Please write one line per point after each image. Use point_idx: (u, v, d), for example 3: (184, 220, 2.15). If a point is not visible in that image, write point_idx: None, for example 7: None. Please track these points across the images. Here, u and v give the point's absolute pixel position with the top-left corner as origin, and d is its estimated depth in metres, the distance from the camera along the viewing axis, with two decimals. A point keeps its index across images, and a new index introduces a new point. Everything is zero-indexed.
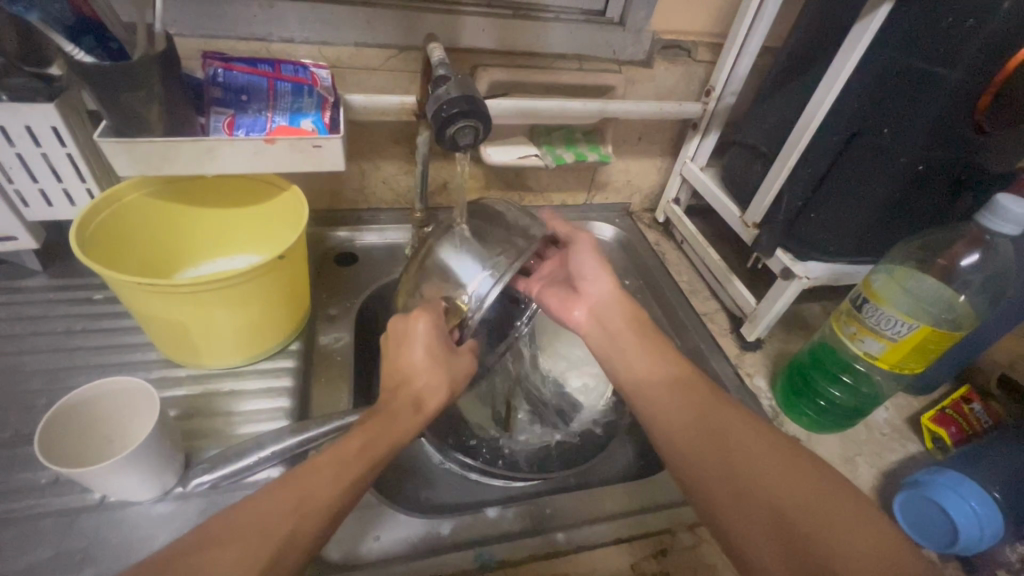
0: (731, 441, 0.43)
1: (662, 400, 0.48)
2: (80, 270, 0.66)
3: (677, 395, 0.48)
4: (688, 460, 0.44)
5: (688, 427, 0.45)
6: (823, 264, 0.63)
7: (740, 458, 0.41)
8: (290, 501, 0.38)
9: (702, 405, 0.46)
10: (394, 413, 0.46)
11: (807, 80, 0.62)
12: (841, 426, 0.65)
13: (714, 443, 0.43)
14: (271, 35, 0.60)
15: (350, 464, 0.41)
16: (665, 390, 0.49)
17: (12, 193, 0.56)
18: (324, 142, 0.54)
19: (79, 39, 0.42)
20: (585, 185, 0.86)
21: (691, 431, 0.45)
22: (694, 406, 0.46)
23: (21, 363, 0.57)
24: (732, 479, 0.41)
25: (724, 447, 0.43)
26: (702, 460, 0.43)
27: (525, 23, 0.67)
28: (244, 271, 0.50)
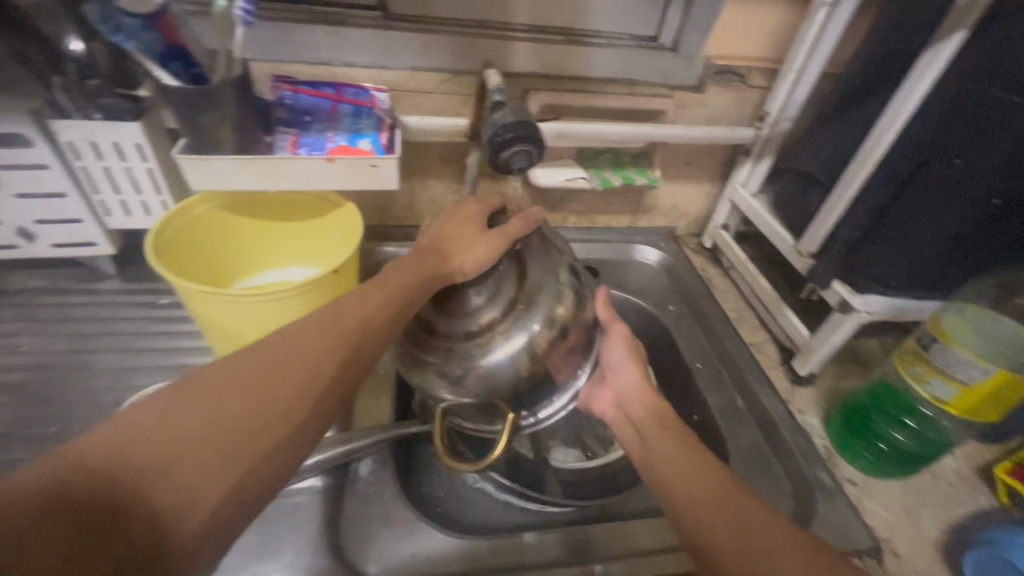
0: (736, 516, 0.39)
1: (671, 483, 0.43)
2: (149, 275, 0.70)
3: (677, 451, 0.45)
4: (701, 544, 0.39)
5: (687, 483, 0.42)
6: (884, 300, 0.59)
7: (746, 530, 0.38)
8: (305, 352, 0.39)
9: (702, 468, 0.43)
10: (419, 270, 0.49)
11: (871, 107, 0.60)
12: (902, 472, 0.61)
13: (716, 508, 0.40)
14: (335, 59, 0.64)
15: (382, 314, 0.45)
16: (659, 444, 0.47)
17: (97, 203, 0.61)
18: (381, 161, 0.56)
19: (167, 65, 0.46)
20: (631, 208, 0.85)
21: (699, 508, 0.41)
22: (691, 465, 0.44)
23: (93, 361, 0.61)
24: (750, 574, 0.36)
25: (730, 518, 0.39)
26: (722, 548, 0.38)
27: (576, 49, 0.68)
28: (300, 285, 0.53)
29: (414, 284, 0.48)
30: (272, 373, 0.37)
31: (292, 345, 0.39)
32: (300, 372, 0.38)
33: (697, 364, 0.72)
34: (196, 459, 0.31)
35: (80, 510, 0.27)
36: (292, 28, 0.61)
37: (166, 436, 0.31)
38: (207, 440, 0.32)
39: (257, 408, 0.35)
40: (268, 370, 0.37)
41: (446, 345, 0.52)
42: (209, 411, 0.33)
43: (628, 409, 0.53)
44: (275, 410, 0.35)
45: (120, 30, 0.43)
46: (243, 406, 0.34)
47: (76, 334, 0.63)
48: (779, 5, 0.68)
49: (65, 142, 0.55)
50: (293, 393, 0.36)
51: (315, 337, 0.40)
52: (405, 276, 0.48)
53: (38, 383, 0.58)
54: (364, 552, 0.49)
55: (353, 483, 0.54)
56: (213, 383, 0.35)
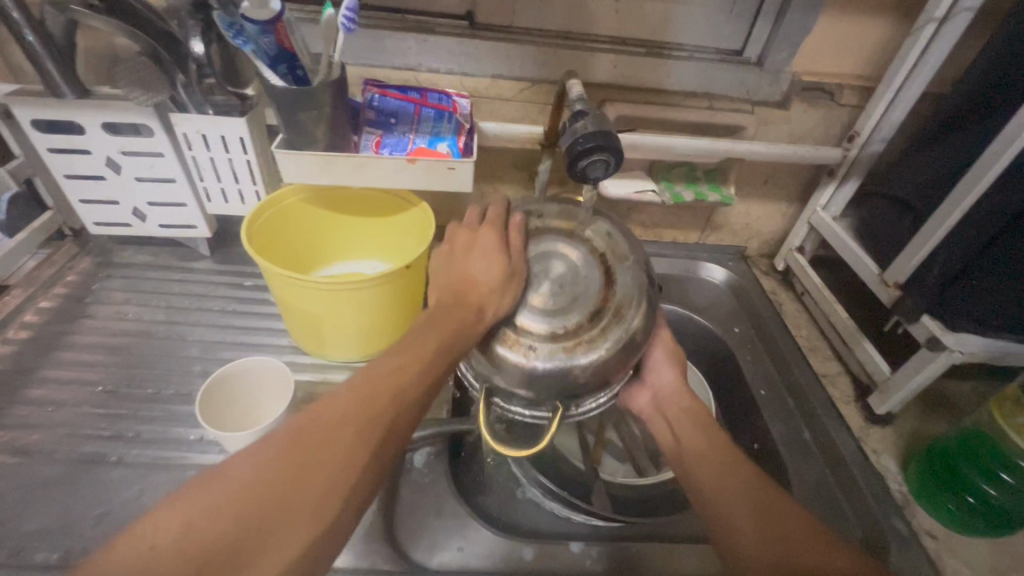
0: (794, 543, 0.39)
1: (705, 479, 0.45)
2: (238, 259, 0.76)
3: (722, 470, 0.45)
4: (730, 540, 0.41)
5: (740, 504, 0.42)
6: (982, 339, 0.55)
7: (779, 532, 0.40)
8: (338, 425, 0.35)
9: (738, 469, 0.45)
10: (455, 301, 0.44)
11: (979, 133, 0.56)
12: (992, 530, 0.55)
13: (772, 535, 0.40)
14: (421, 65, 0.67)
15: (421, 371, 0.40)
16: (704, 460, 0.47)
17: (201, 189, 0.67)
18: (458, 165, 0.58)
19: (277, 66, 0.50)
20: (700, 224, 0.83)
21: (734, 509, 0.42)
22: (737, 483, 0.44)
23: (186, 333, 0.66)
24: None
25: (764, 521, 0.41)
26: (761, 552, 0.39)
27: (657, 61, 0.67)
28: (375, 278, 0.55)
29: (453, 336, 0.42)
30: (297, 461, 0.33)
31: (316, 423, 0.35)
32: (327, 457, 0.34)
33: (761, 391, 0.69)
34: (217, 572, 0.29)
35: None
36: (384, 36, 0.64)
37: (186, 549, 0.29)
38: (227, 548, 0.30)
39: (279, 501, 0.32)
40: (290, 456, 0.33)
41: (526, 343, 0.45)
42: (228, 514, 0.31)
43: (666, 410, 0.54)
44: (299, 510, 0.32)
45: (241, 34, 0.48)
46: (264, 500, 0.32)
47: (173, 307, 0.69)
48: (878, 21, 0.65)
49: (181, 134, 0.61)
50: (319, 486, 0.33)
51: (341, 410, 0.36)
52: (440, 330, 0.42)
53: (139, 348, 0.64)
54: (415, 540, 0.51)
55: (407, 472, 0.56)
56: (240, 475, 0.32)
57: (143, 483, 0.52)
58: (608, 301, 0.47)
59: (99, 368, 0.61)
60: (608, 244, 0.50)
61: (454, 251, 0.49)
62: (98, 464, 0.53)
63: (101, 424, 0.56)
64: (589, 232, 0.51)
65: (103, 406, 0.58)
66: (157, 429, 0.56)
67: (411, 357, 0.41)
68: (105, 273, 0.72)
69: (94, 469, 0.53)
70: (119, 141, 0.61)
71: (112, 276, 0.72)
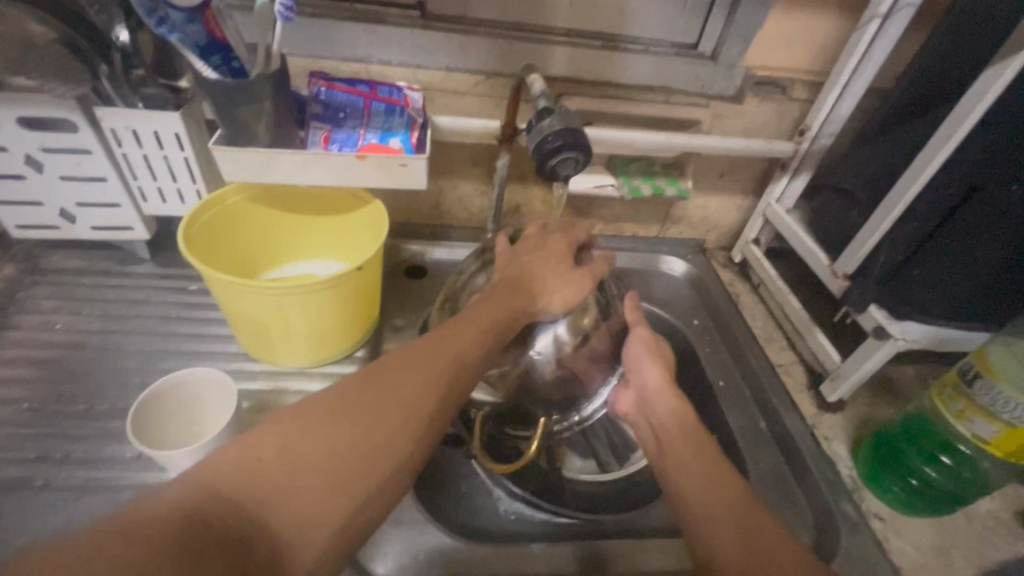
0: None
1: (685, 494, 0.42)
2: (181, 261, 0.72)
3: (713, 499, 0.41)
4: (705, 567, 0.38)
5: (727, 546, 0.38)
6: (925, 328, 0.57)
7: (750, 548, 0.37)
8: (412, 381, 0.41)
9: (715, 477, 0.43)
10: (511, 293, 0.50)
11: (920, 128, 0.57)
12: (932, 509, 0.58)
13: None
14: (370, 57, 0.64)
15: (479, 342, 0.46)
16: (693, 488, 0.42)
17: (135, 188, 0.63)
18: (410, 161, 0.56)
19: (208, 57, 0.47)
20: (659, 218, 0.83)
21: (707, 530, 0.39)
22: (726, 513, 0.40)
23: (123, 343, 0.62)
24: None
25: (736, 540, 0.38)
26: None
27: (613, 54, 0.67)
28: (325, 280, 0.53)
29: (509, 313, 0.49)
30: (372, 410, 0.39)
31: (389, 380, 0.41)
32: (401, 411, 0.39)
33: (720, 382, 0.70)
34: (304, 494, 0.34)
35: (209, 529, 0.30)
36: (329, 25, 0.61)
37: (287, 465, 0.34)
38: (313, 475, 0.35)
39: (361, 447, 0.37)
40: (369, 408, 0.39)
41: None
42: (321, 443, 0.36)
43: (650, 409, 0.52)
44: (373, 449, 0.37)
45: (164, 22, 0.44)
46: (347, 447, 0.37)
47: (108, 315, 0.65)
48: (826, 17, 0.66)
49: (108, 129, 0.56)
50: (393, 425, 0.38)
51: (410, 368, 0.42)
52: (500, 305, 0.49)
53: (69, 360, 0.60)
54: (373, 551, 0.49)
55: None
56: (330, 410, 0.38)
57: (74, 508, 0.48)
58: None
59: (25, 384, 0.57)
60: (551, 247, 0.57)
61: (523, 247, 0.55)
62: (23, 490, 0.49)
63: (27, 446, 0.52)
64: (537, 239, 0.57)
65: (29, 425, 0.54)
66: (91, 448, 0.53)
67: (472, 330, 0.46)
68: (30, 280, 0.67)
69: (19, 495, 0.49)
70: (39, 137, 0.57)
71: (39, 283, 0.67)
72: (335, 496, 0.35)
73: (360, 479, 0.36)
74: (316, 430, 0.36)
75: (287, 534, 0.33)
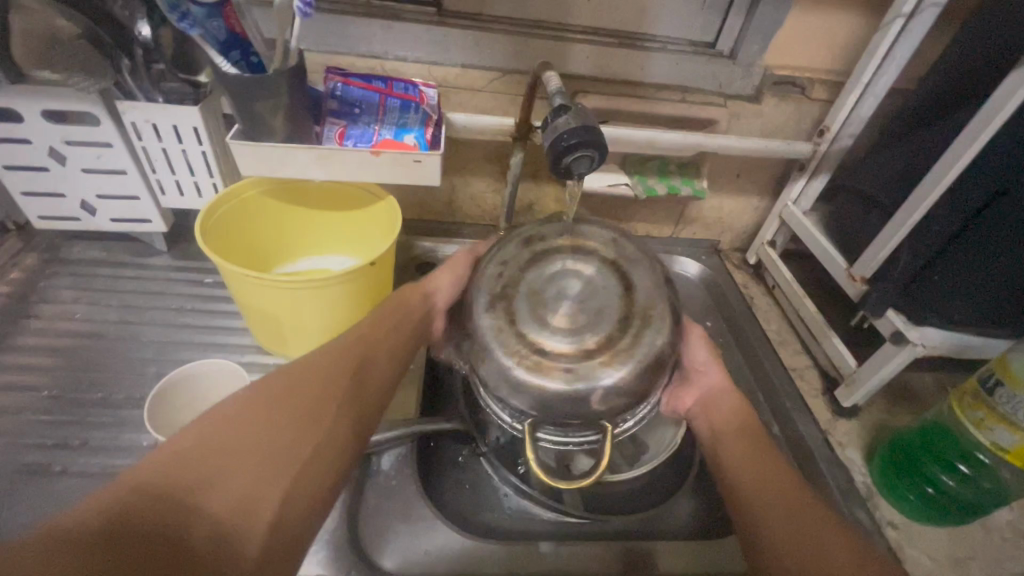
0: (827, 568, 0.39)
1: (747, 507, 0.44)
2: (197, 254, 0.73)
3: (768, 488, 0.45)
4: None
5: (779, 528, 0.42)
6: (944, 334, 0.56)
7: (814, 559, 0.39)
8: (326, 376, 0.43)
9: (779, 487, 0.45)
10: (407, 300, 0.53)
11: (944, 129, 0.56)
12: (955, 521, 0.56)
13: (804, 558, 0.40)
14: (386, 53, 0.64)
15: (385, 342, 0.49)
16: (749, 474, 0.46)
17: (153, 181, 0.64)
18: (424, 158, 0.56)
19: (228, 52, 0.48)
20: (673, 218, 0.83)
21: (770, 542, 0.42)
22: (778, 502, 0.44)
23: (140, 333, 0.63)
24: None
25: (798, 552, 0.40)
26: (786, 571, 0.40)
27: (630, 52, 0.66)
28: (338, 275, 0.53)
29: (410, 319, 0.53)
30: (294, 404, 0.40)
31: (303, 377, 0.42)
32: (321, 402, 0.41)
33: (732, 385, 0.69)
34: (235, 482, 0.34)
35: (140, 523, 0.29)
36: (347, 21, 0.62)
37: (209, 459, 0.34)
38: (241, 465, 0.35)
39: (276, 441, 0.37)
40: (283, 405, 0.40)
41: (567, 368, 0.43)
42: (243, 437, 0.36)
43: (713, 408, 0.53)
44: (300, 436, 0.39)
45: (185, 17, 0.45)
46: (263, 442, 0.37)
47: (126, 305, 0.66)
48: (849, 16, 0.64)
49: (129, 123, 0.57)
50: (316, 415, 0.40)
51: (323, 365, 0.44)
52: (401, 312, 0.52)
53: (88, 349, 0.61)
54: (381, 545, 0.50)
55: (373, 475, 0.54)
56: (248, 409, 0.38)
57: None
58: (633, 307, 0.46)
59: (45, 371, 0.58)
60: (613, 249, 0.50)
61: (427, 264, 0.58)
62: (42, 476, 0.50)
63: (46, 432, 0.53)
64: (593, 241, 0.50)
65: (49, 412, 0.55)
66: (107, 436, 0.53)
67: (379, 333, 0.50)
68: (51, 270, 0.68)
69: (38, 480, 0.50)
70: (62, 130, 0.58)
71: (59, 273, 0.68)
72: (268, 482, 0.35)
73: (290, 464, 0.37)
74: (236, 426, 0.37)
75: (225, 523, 0.32)
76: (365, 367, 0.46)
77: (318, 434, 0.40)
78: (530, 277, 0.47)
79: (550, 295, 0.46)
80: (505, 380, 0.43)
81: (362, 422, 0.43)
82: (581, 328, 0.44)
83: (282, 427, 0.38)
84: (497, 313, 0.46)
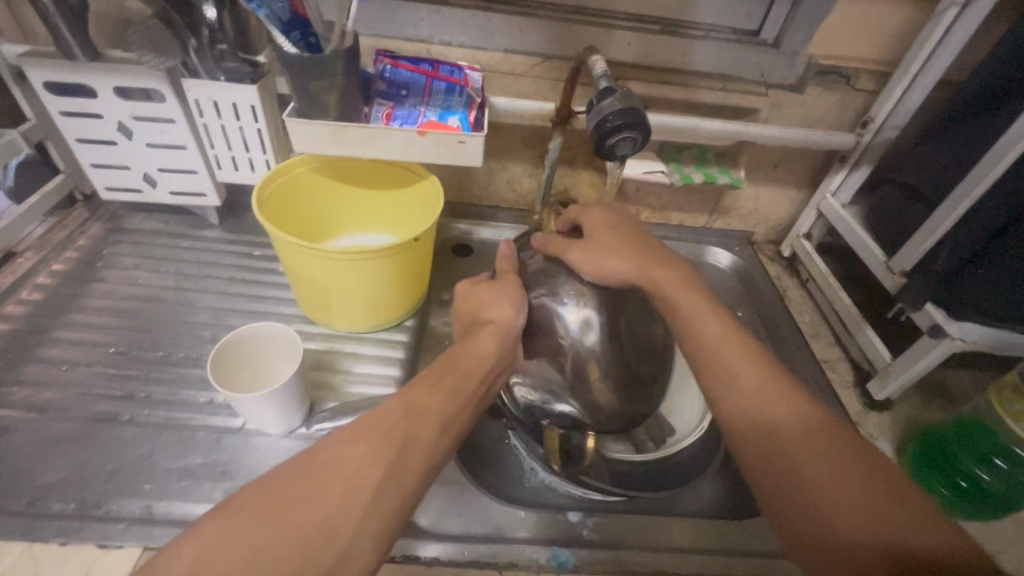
0: (786, 447, 0.39)
1: (739, 426, 0.42)
2: (247, 228, 0.77)
3: (735, 368, 0.44)
4: (770, 511, 0.38)
5: (750, 408, 0.42)
6: (986, 329, 0.55)
7: (798, 481, 0.37)
8: (365, 460, 0.34)
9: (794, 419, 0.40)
10: (473, 352, 0.44)
11: (996, 121, 0.55)
12: (985, 514, 0.56)
13: (769, 438, 0.40)
14: (433, 38, 0.66)
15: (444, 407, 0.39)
16: (709, 344, 0.46)
17: (211, 156, 0.67)
18: (468, 139, 0.58)
19: (289, 33, 0.50)
20: (708, 207, 0.83)
21: (766, 481, 0.39)
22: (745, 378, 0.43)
23: (196, 299, 0.67)
24: (778, 472, 0.38)
25: (792, 492, 0.37)
26: (749, 447, 0.41)
27: (672, 39, 0.66)
28: (384, 249, 0.56)
29: (479, 378, 0.43)
30: (315, 501, 0.32)
31: (325, 468, 0.33)
32: (352, 496, 0.33)
33: None
34: None
35: None
36: (397, 6, 0.64)
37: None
38: None
39: (279, 564, 0.29)
40: (292, 510, 0.31)
41: (647, 396, 0.52)
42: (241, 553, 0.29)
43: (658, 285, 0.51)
44: (314, 546, 0.30)
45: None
46: (263, 564, 0.29)
47: (183, 273, 0.70)
48: (901, 4, 0.63)
49: (192, 100, 0.61)
50: (344, 515, 0.32)
51: (359, 444, 0.35)
52: (470, 366, 0.43)
53: (150, 312, 0.65)
54: (417, 505, 0.53)
55: None
56: (263, 505, 0.31)
57: (155, 442, 0.53)
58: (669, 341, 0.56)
59: (112, 330, 0.63)
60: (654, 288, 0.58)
61: (482, 290, 0.50)
62: (111, 423, 0.54)
63: (115, 385, 0.58)
64: None
65: (115, 367, 0.59)
66: (169, 391, 0.58)
67: (435, 398, 0.39)
68: (116, 238, 0.73)
69: (106, 427, 0.54)
70: (131, 106, 0.62)
71: (124, 241, 0.73)
72: None
73: None
74: (238, 533, 0.30)
75: None
76: (410, 444, 0.36)
77: (334, 548, 0.31)
78: (628, 311, 0.52)
79: (641, 333, 0.53)
80: (596, 394, 0.50)
81: (395, 524, 0.34)
82: (652, 361, 0.53)
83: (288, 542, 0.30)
84: (605, 342, 0.50)
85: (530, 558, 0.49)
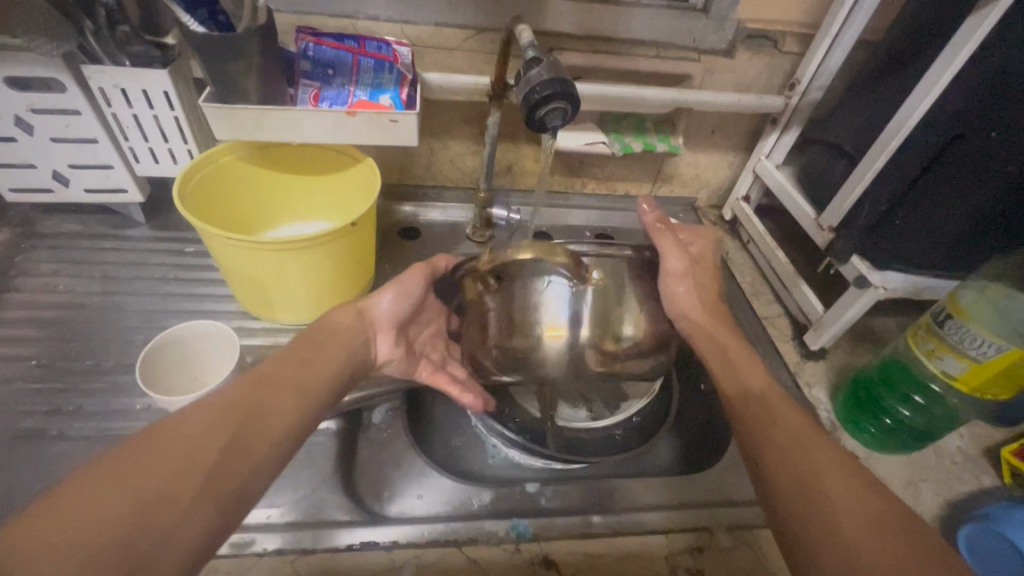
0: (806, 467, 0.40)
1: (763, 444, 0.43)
2: (177, 224, 0.72)
3: (769, 406, 0.46)
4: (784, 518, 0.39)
5: (780, 437, 0.43)
6: (905, 276, 0.59)
7: (816, 493, 0.38)
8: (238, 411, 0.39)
9: (835, 458, 0.41)
10: (337, 329, 0.50)
11: (909, 79, 0.58)
12: (909, 446, 0.61)
13: (795, 460, 0.41)
14: (358, 12, 0.63)
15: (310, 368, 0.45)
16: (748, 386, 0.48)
17: (126, 149, 0.63)
18: (400, 117, 0.56)
19: (194, 11, 0.48)
20: (651, 175, 0.84)
21: (779, 487, 0.40)
22: (780, 414, 0.45)
23: (125, 303, 0.63)
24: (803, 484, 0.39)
25: (805, 496, 0.38)
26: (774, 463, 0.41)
27: (603, 8, 0.66)
28: (314, 238, 0.54)
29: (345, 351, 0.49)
30: (192, 442, 0.36)
31: (206, 419, 0.38)
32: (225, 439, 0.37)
33: None
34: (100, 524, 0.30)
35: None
36: None
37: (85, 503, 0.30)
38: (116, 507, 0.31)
39: (150, 490, 0.32)
40: (156, 465, 0.34)
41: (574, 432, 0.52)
42: (120, 481, 0.32)
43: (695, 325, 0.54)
44: (188, 472, 0.34)
45: None
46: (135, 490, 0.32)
47: (108, 277, 0.66)
48: None
49: (96, 88, 0.56)
50: (215, 452, 0.36)
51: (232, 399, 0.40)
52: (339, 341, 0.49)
53: (73, 320, 0.61)
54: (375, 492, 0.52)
55: (366, 429, 0.57)
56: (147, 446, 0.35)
57: (90, 455, 0.51)
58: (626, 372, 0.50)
59: (33, 342, 0.59)
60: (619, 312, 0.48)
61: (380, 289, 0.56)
62: (38, 440, 0.51)
63: (39, 399, 0.54)
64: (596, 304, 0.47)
65: (39, 381, 0.55)
66: (101, 401, 0.55)
67: (301, 361, 0.46)
68: (29, 244, 0.67)
69: (34, 444, 0.51)
70: (27, 98, 0.56)
71: (37, 247, 0.67)
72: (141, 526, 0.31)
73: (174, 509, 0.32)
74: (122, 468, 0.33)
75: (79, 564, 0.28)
76: (277, 397, 0.41)
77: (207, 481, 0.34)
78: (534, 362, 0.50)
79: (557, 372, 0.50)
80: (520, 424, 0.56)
81: (262, 464, 0.38)
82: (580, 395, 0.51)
83: (143, 494, 0.32)
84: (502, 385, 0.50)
85: (489, 532, 0.50)
